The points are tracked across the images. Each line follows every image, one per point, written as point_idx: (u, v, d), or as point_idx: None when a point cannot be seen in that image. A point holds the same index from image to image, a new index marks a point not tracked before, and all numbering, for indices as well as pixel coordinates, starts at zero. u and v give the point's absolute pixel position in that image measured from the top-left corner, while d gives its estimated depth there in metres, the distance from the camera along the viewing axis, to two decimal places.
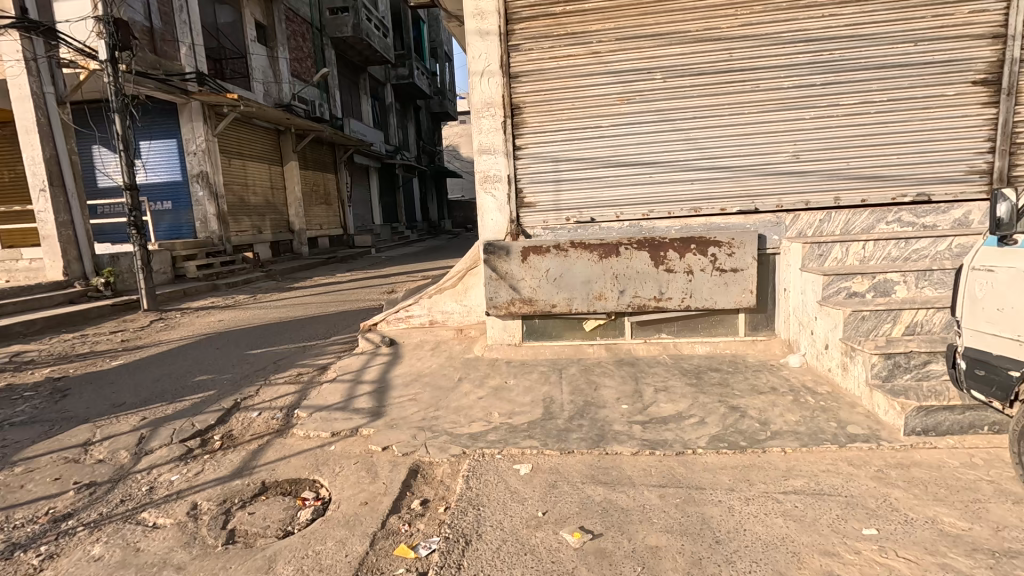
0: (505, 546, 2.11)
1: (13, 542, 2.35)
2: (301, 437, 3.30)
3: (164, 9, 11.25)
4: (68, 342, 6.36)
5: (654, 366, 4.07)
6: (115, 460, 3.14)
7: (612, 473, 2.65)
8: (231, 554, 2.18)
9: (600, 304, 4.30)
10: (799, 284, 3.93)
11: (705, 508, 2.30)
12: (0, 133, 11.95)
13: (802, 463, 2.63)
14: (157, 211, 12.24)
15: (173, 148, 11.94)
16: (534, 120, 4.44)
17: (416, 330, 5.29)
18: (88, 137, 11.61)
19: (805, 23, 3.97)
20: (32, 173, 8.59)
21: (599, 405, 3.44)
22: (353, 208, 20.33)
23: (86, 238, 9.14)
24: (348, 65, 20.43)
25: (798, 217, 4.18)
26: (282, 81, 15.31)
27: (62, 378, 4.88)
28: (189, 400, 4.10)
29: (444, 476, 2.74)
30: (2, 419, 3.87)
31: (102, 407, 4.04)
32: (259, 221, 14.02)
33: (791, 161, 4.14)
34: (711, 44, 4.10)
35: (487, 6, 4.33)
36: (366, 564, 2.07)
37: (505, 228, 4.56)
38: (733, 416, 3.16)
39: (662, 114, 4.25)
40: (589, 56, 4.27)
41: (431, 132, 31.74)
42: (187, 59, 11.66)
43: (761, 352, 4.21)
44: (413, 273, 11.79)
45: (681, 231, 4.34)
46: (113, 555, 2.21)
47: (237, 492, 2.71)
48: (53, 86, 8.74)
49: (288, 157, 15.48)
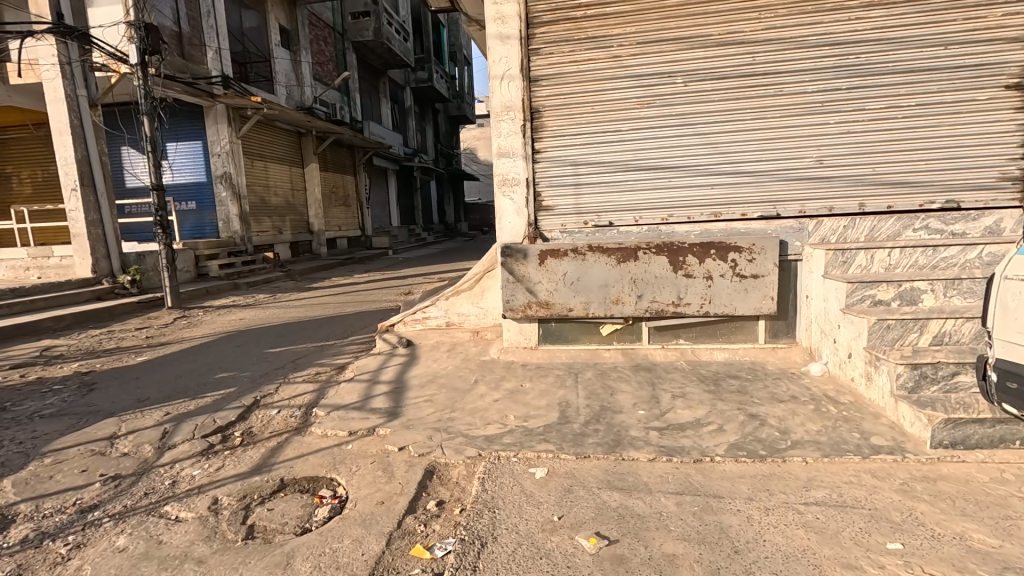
0: (520, 550, 2.11)
1: (42, 531, 2.42)
2: (319, 436, 3.34)
3: (192, 14, 11.54)
4: (95, 338, 6.53)
5: (671, 372, 4.03)
6: (139, 453, 3.21)
7: (628, 479, 2.63)
8: (250, 550, 2.21)
9: (617, 308, 4.28)
10: (822, 291, 3.86)
11: (724, 517, 2.26)
12: (34, 134, 12.36)
13: (823, 474, 2.58)
14: (182, 211, 12.54)
15: (198, 149, 12.22)
16: (553, 124, 4.45)
17: (433, 331, 5.33)
18: (117, 138, 11.94)
19: (829, 27, 3.91)
20: (64, 173, 8.85)
21: (616, 410, 3.42)
22: (372, 210, 20.56)
23: (114, 236, 9.40)
24: (369, 69, 20.71)
25: (822, 222, 4.11)
26: (304, 84, 15.58)
27: (90, 373, 5.01)
28: (211, 396, 4.18)
29: (460, 478, 2.75)
30: (31, 411, 3.99)
31: (127, 402, 4.14)
32: (280, 221, 14.26)
33: (814, 166, 4.08)
34: (734, 47, 4.07)
35: (508, 10, 4.35)
36: (382, 563, 2.08)
37: (523, 231, 4.56)
38: (752, 424, 3.12)
39: (683, 118, 4.22)
40: (609, 60, 4.27)
41: (449, 135, 31.93)
42: (213, 63, 11.94)
43: (781, 360, 4.14)
44: (430, 275, 11.86)
45: (701, 236, 4.29)
46: (137, 547, 2.26)
47: (256, 488, 2.76)
48: (85, 89, 9.01)
49: (309, 159, 15.72)
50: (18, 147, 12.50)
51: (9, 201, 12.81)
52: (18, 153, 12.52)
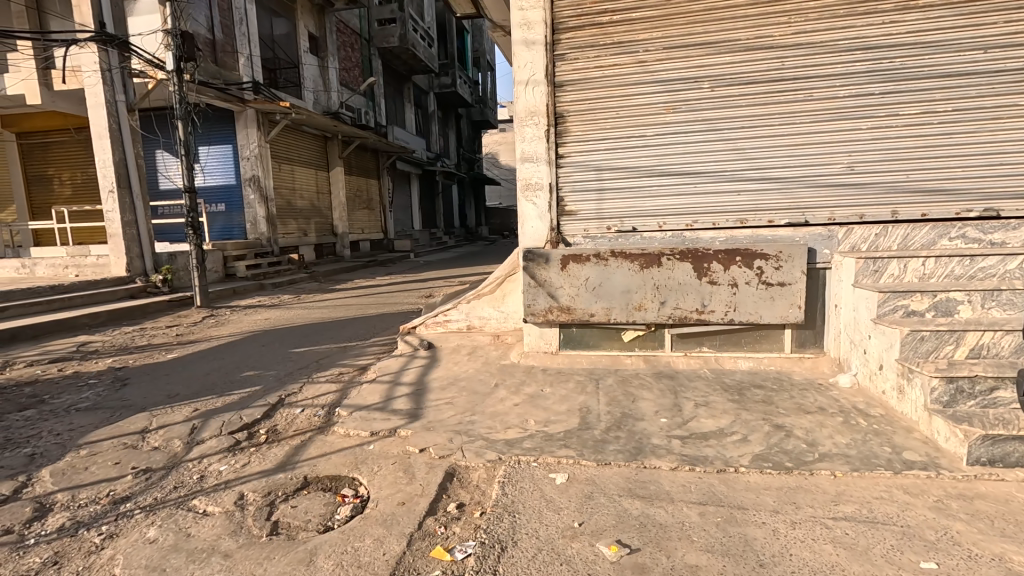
0: (540, 555, 2.10)
1: (78, 520, 2.51)
2: (341, 435, 3.40)
3: (226, 22, 11.90)
4: (128, 335, 6.75)
5: (694, 380, 3.97)
6: (169, 448, 3.31)
7: (650, 487, 2.60)
8: (274, 546, 2.25)
9: (640, 314, 4.24)
10: (852, 301, 3.77)
11: (748, 529, 2.22)
12: (75, 138, 12.88)
13: (853, 489, 2.51)
14: (212, 212, 12.90)
15: (229, 153, 12.56)
16: (578, 129, 4.45)
17: (454, 334, 5.37)
18: (153, 142, 12.36)
19: (862, 31, 3.84)
20: (102, 175, 9.20)
21: (637, 417, 3.39)
22: (394, 214, 20.83)
23: (147, 237, 9.71)
24: (394, 74, 21.03)
25: (852, 230, 4.01)
26: (331, 89, 15.90)
27: (123, 369, 5.18)
28: (237, 394, 4.28)
29: (480, 481, 2.76)
30: (68, 404, 4.14)
31: (158, 397, 4.26)
32: (305, 224, 14.55)
33: (845, 172, 3.99)
34: (763, 52, 4.02)
35: (534, 16, 4.38)
36: (403, 564, 2.10)
37: (545, 236, 4.56)
38: (778, 435, 3.05)
39: (709, 123, 4.17)
40: (635, 65, 4.25)
41: (471, 140, 32.21)
42: (245, 69, 12.29)
43: (808, 370, 4.04)
44: (450, 278, 11.92)
45: (726, 243, 4.23)
46: (167, 539, 2.32)
47: (281, 485, 2.81)
48: (124, 94, 9.36)
49: (334, 163, 16.02)
50: (60, 150, 13.04)
51: (51, 202, 13.36)
52: (60, 156, 13.05)
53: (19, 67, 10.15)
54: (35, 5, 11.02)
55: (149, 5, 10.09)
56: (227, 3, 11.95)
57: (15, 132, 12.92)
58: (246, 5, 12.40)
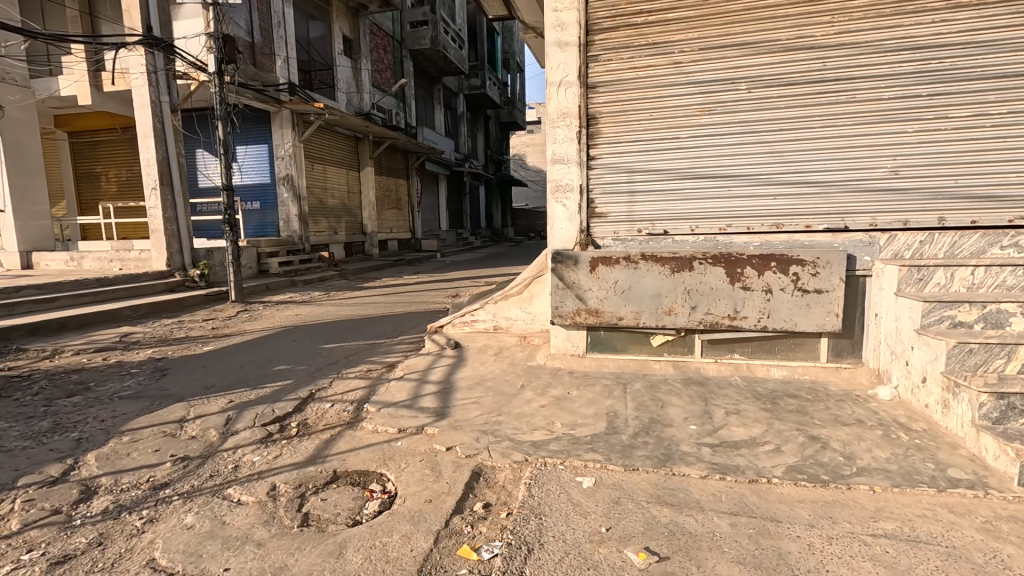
0: (567, 558, 2.09)
1: (120, 504, 2.61)
2: (369, 431, 3.45)
3: (265, 25, 12.26)
4: (167, 327, 7.00)
5: (724, 388, 3.88)
6: (205, 437, 3.41)
7: (679, 495, 2.55)
8: (305, 537, 2.30)
9: (669, 318, 4.18)
10: (893, 310, 3.63)
11: (782, 542, 2.16)
12: (121, 137, 13.44)
13: (893, 506, 2.41)
14: (247, 210, 13.29)
15: (264, 152, 12.91)
16: (609, 131, 4.41)
17: (481, 335, 5.40)
18: (194, 141, 12.81)
19: (909, 30, 3.71)
20: (146, 173, 9.59)
21: (666, 423, 3.34)
22: (422, 214, 21.08)
23: (187, 233, 10.04)
24: (424, 75, 21.28)
25: (895, 237, 3.86)
26: (363, 90, 16.18)
27: (162, 359, 5.38)
28: (270, 387, 4.39)
29: (506, 481, 2.76)
30: (112, 392, 4.32)
31: (195, 388, 4.41)
32: (336, 222, 14.85)
33: (888, 177, 3.85)
34: (804, 52, 3.92)
35: (568, 17, 4.37)
36: (430, 562, 2.11)
37: (575, 238, 4.54)
38: (813, 446, 2.96)
39: (746, 125, 4.09)
40: (669, 66, 4.20)
41: (499, 141, 32.33)
42: (282, 71, 12.62)
43: (844, 381, 3.91)
44: (477, 278, 11.99)
45: (761, 248, 4.13)
46: (203, 526, 2.40)
47: (311, 477, 2.87)
48: (168, 95, 9.73)
49: (365, 163, 16.30)
50: (107, 149, 13.63)
51: (98, 198, 13.96)
52: (107, 154, 13.65)
53: (72, 69, 10.64)
54: (88, 10, 11.56)
55: (193, 9, 10.46)
56: (266, 7, 12.31)
57: (67, 131, 13.56)
58: (284, 8, 12.76)
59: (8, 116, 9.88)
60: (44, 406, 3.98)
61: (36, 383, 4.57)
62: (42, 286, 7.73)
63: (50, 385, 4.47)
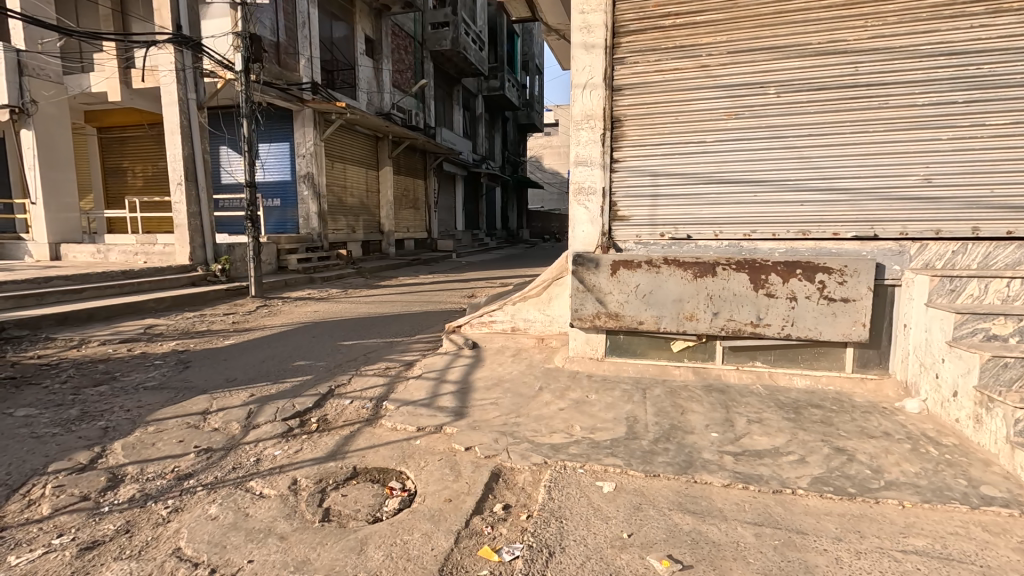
0: (589, 563, 2.07)
1: (146, 493, 2.66)
2: (388, 428, 3.46)
3: (290, 25, 12.46)
4: (189, 320, 7.12)
5: (746, 396, 3.82)
6: (228, 430, 3.46)
7: (701, 503, 2.51)
8: (326, 532, 2.31)
9: (690, 324, 4.13)
10: (923, 321, 3.55)
11: (809, 556, 2.11)
12: (148, 133, 13.74)
13: (924, 522, 2.35)
14: (268, 207, 13.49)
15: (287, 150, 13.09)
16: (634, 134, 4.38)
17: (498, 335, 5.42)
18: (218, 138, 13.05)
19: (948, 35, 3.61)
20: (172, 169, 9.79)
21: (687, 430, 3.30)
22: (439, 214, 21.17)
23: (210, 228, 10.23)
24: (444, 76, 21.41)
25: (926, 246, 3.78)
26: (384, 90, 16.32)
27: (185, 352, 5.46)
28: (289, 382, 4.44)
29: (526, 483, 2.75)
30: (137, 383, 4.40)
31: (217, 381, 4.48)
32: (354, 220, 14.99)
33: (920, 185, 3.76)
34: (836, 57, 3.85)
35: (595, 20, 4.37)
36: (451, 561, 2.11)
37: (596, 240, 4.53)
38: (839, 458, 2.90)
39: (773, 130, 4.03)
40: (697, 69, 4.17)
41: (516, 143, 32.39)
42: (305, 70, 12.78)
43: (871, 392, 3.82)
44: (492, 279, 11.98)
45: (786, 254, 4.07)
46: (227, 517, 2.42)
47: (331, 472, 2.88)
48: (195, 93, 9.91)
49: (384, 163, 16.42)
50: (135, 144, 13.94)
51: (125, 192, 14.27)
52: (135, 150, 13.97)
53: (104, 66, 10.90)
54: (120, 8, 11.87)
55: (221, 9, 10.65)
56: (292, 7, 12.49)
57: (96, 127, 13.89)
58: (309, 9, 12.94)
59: (42, 110, 10.16)
60: (72, 394, 4.07)
61: (64, 371, 4.67)
62: (71, 277, 7.92)
63: (77, 374, 4.58)
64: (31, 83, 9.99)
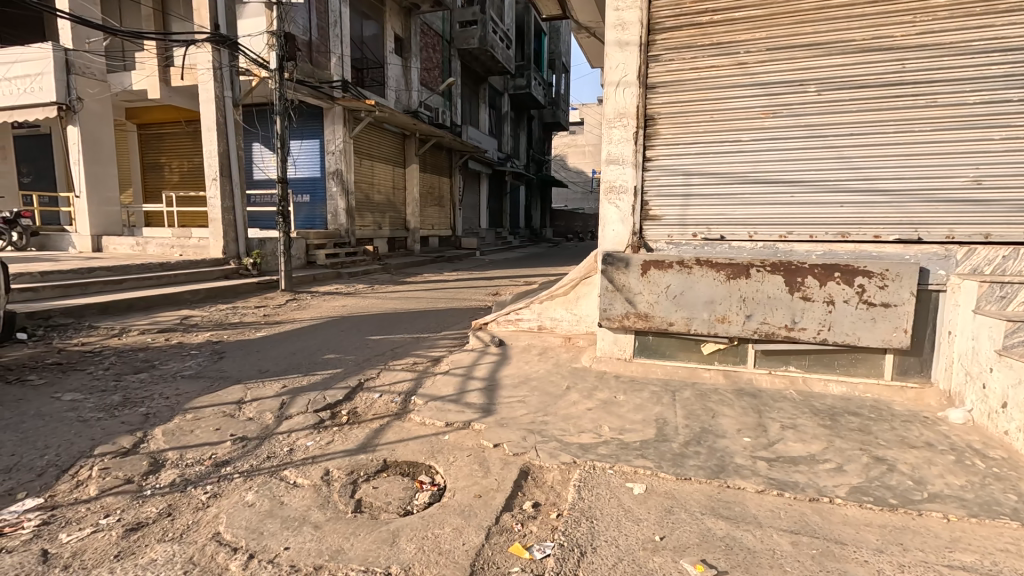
0: (620, 564, 2.06)
1: (186, 478, 2.74)
2: (417, 423, 3.50)
3: (323, 25, 12.69)
4: (223, 312, 7.32)
5: (779, 401, 3.73)
6: (262, 419, 3.54)
7: (735, 508, 2.47)
8: (358, 523, 2.34)
9: (722, 326, 4.07)
10: (970, 329, 3.40)
11: (848, 565, 2.06)
12: (185, 130, 14.16)
13: (971, 537, 2.25)
14: (298, 203, 13.79)
15: (317, 147, 13.33)
16: (667, 132, 4.33)
17: (525, 333, 5.43)
18: (252, 135, 13.37)
19: (1002, 31, 3.46)
20: (208, 165, 10.06)
21: (718, 434, 3.24)
22: (463, 212, 21.29)
23: (242, 223, 10.49)
24: (471, 75, 21.50)
25: (974, 251, 3.62)
26: (412, 89, 16.49)
27: (219, 342, 5.63)
28: (320, 375, 4.52)
29: (555, 482, 2.75)
30: (175, 371, 4.55)
31: (251, 371, 4.60)
32: (381, 217, 15.19)
33: (969, 187, 3.61)
34: (880, 54, 3.73)
35: (629, 17, 4.32)
36: (482, 556, 2.12)
37: (626, 240, 4.48)
38: (879, 468, 2.81)
39: (811, 129, 3.93)
40: (734, 67, 4.09)
41: (541, 142, 32.35)
42: (336, 68, 13.00)
43: (911, 401, 3.69)
44: (516, 278, 11.98)
45: (825, 257, 3.96)
46: (263, 505, 2.48)
47: (362, 465, 2.92)
48: (231, 90, 10.16)
49: (411, 160, 16.60)
50: (173, 141, 14.40)
51: (162, 187, 14.74)
52: (172, 146, 14.43)
53: (145, 64, 11.29)
54: (161, 8, 12.27)
55: (257, 9, 10.91)
56: (324, 6, 12.71)
57: (137, 123, 14.39)
58: (341, 8, 13.14)
59: (87, 108, 10.55)
60: (115, 380, 4.23)
61: (107, 359, 4.86)
62: (112, 268, 8.21)
63: (119, 362, 4.75)
64: (78, 80, 10.37)
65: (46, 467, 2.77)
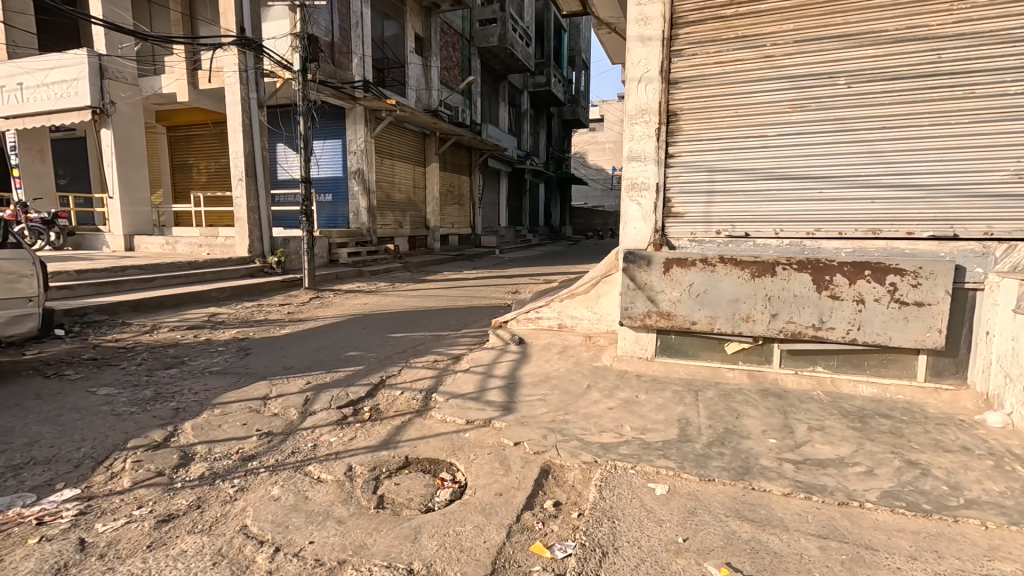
0: (643, 565, 2.04)
1: (214, 472, 2.81)
2: (438, 420, 3.52)
3: (344, 26, 12.84)
4: (249, 309, 7.48)
5: (806, 402, 3.65)
6: (286, 415, 3.61)
7: (760, 511, 2.42)
8: (380, 519, 2.37)
9: (747, 326, 3.99)
10: (1010, 328, 3.21)
11: (879, 572, 2.00)
12: (212, 131, 14.50)
13: (1011, 545, 2.16)
14: (321, 202, 14.00)
15: (339, 147, 13.51)
16: (690, 128, 4.26)
17: (545, 331, 5.41)
18: (276, 136, 13.63)
19: None
20: (234, 165, 10.28)
21: (743, 435, 3.18)
22: (483, 210, 21.34)
23: (267, 222, 10.69)
24: (491, 73, 21.52)
25: (1015, 248, 3.48)
26: (432, 88, 16.57)
27: (245, 339, 5.75)
28: (343, 371, 4.58)
29: (576, 481, 2.73)
30: (203, 367, 4.67)
31: (275, 368, 4.68)
32: (401, 216, 15.33)
33: (1009, 181, 3.47)
34: (915, 44, 3.60)
35: (651, 11, 4.27)
36: (503, 555, 2.12)
37: (648, 238, 4.43)
38: (912, 472, 2.72)
39: (841, 123, 3.82)
40: (760, 60, 4.00)
41: (561, 139, 32.22)
42: (358, 69, 13.15)
43: (945, 404, 3.57)
44: (536, 276, 11.96)
45: (855, 254, 3.85)
46: (289, 499, 2.53)
47: (384, 461, 2.95)
48: (256, 92, 10.35)
49: (431, 159, 16.70)
50: (201, 142, 14.76)
51: (190, 187, 15.12)
52: (200, 148, 14.79)
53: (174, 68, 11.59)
54: (189, 13, 12.58)
55: (281, 11, 11.10)
56: (346, 8, 12.86)
57: (166, 126, 14.80)
58: (363, 9, 13.28)
59: (119, 111, 10.87)
60: (146, 376, 4.36)
61: (139, 354, 5.00)
62: (143, 267, 8.45)
63: (150, 357, 4.89)
64: (111, 84, 10.69)
65: (83, 459, 2.87)
